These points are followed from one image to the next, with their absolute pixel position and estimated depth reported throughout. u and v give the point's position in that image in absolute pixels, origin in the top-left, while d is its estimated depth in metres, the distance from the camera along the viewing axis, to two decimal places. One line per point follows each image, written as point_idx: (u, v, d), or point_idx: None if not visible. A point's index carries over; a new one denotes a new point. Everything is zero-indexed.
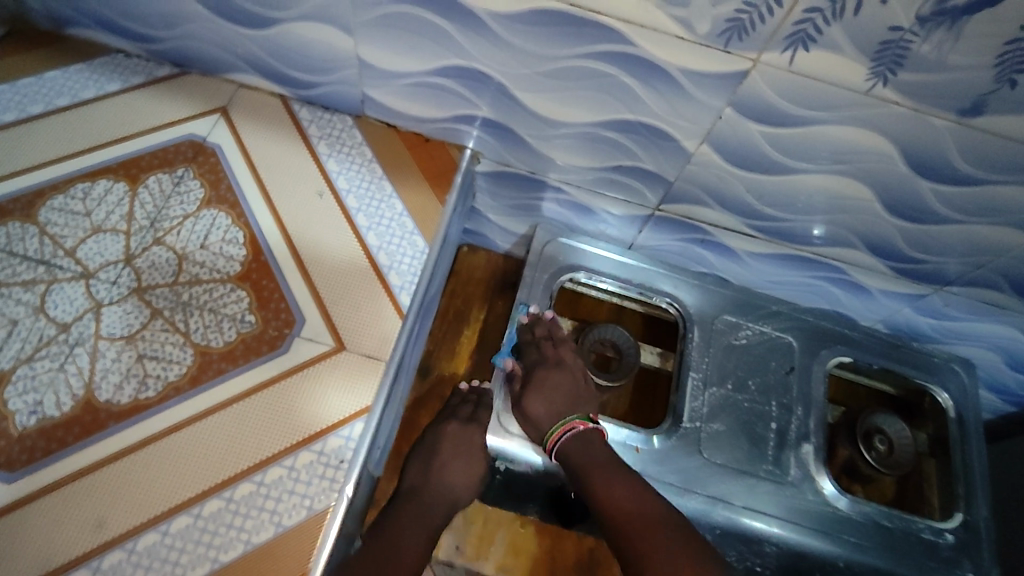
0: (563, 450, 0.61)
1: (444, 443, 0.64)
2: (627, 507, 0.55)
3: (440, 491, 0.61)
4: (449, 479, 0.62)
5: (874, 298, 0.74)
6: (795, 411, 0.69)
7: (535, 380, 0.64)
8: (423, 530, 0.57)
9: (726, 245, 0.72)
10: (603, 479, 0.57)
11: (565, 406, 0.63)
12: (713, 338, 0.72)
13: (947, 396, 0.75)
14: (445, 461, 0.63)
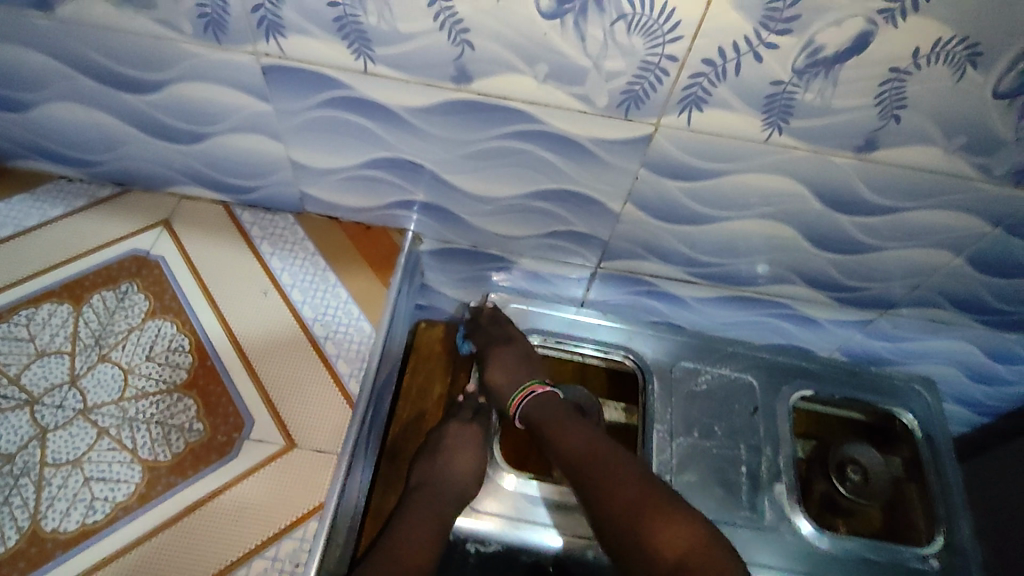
0: (524, 407, 0.65)
1: (449, 438, 0.66)
2: (574, 449, 0.59)
3: (448, 479, 0.63)
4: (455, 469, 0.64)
5: (824, 328, 0.75)
6: (763, 451, 0.69)
7: (491, 352, 0.70)
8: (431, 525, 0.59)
9: (673, 294, 0.74)
10: (560, 430, 0.61)
11: (525, 369, 0.68)
12: (674, 388, 0.73)
13: (912, 417, 0.75)
14: (448, 453, 0.65)
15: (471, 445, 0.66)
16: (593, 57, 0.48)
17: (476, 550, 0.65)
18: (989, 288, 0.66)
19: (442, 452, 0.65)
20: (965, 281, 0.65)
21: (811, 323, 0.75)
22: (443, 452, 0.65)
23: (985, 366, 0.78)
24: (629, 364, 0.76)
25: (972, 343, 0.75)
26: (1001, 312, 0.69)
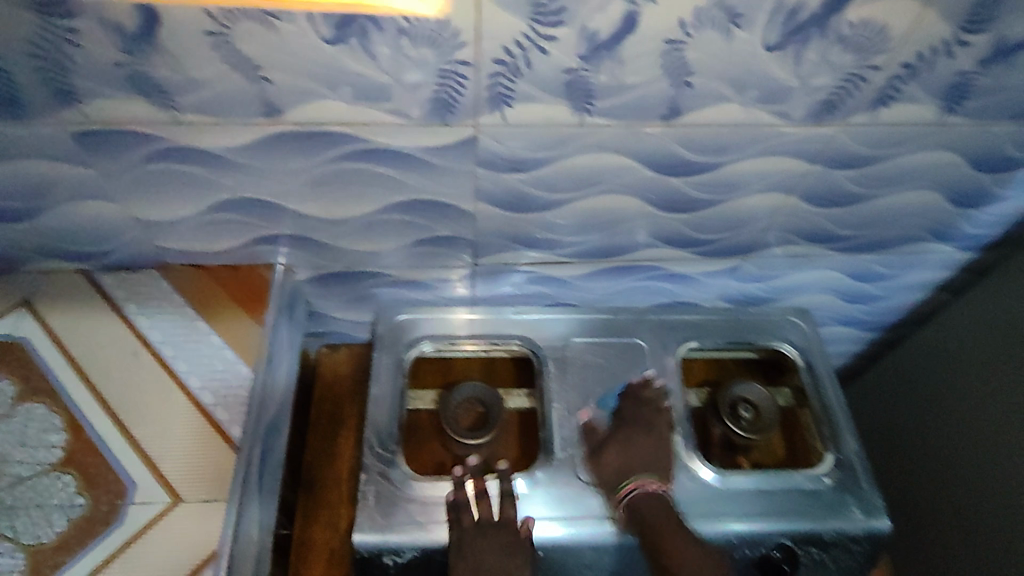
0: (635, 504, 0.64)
1: (477, 536, 0.62)
2: (682, 550, 0.61)
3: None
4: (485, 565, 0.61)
5: (698, 279, 0.80)
6: (657, 408, 0.73)
7: (619, 433, 0.69)
8: None
9: (554, 277, 0.76)
10: (668, 538, 0.62)
11: (644, 466, 0.67)
12: (568, 365, 0.75)
13: (791, 347, 0.80)
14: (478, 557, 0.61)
15: (507, 544, 0.62)
16: (391, 73, 0.49)
17: (394, 563, 0.64)
18: (830, 218, 0.70)
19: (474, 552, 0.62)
20: (805, 216, 0.69)
21: (686, 278, 0.79)
22: (473, 553, 0.61)
23: (852, 287, 0.84)
24: (524, 351, 0.77)
25: (834, 270, 0.80)
26: (849, 238, 0.74)
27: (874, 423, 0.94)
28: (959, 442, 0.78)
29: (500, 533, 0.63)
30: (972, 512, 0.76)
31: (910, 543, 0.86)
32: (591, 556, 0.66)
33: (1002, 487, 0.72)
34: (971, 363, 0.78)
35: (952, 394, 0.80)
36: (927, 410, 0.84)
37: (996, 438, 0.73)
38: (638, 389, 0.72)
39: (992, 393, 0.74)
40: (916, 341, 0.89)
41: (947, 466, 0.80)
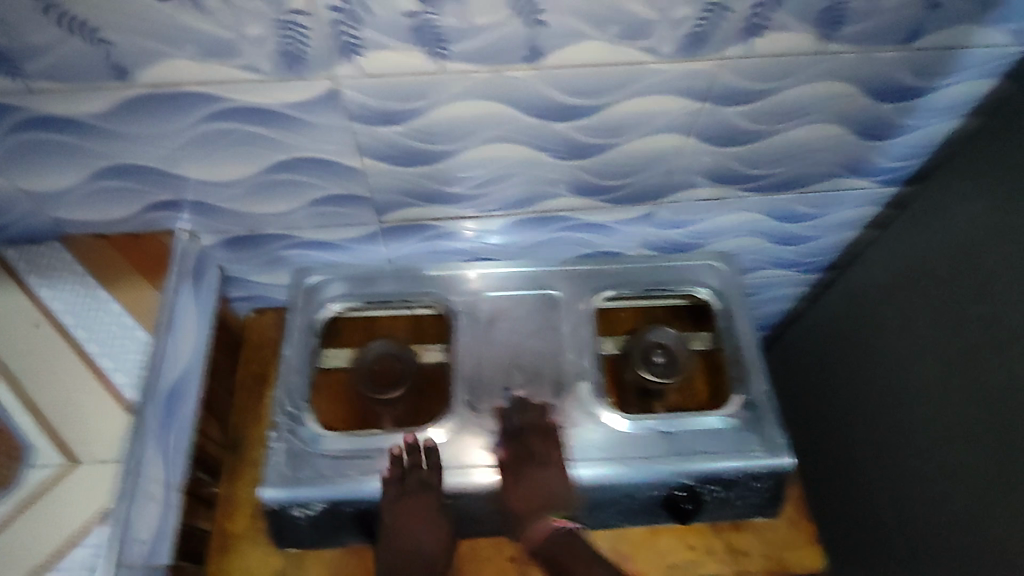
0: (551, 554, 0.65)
1: (403, 510, 0.65)
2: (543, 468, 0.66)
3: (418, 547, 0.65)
4: (416, 534, 0.65)
5: (612, 228, 0.79)
6: (568, 356, 0.74)
7: (522, 476, 0.66)
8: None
9: (462, 232, 0.76)
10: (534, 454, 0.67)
11: (546, 514, 0.66)
12: (480, 320, 0.75)
13: (707, 290, 0.79)
14: (406, 525, 0.65)
15: (427, 509, 0.65)
16: (230, 27, 0.48)
17: (304, 515, 0.66)
18: (734, 158, 0.69)
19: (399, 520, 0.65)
20: (707, 157, 0.68)
21: (601, 227, 0.79)
22: (400, 525, 0.65)
23: (775, 229, 0.83)
24: (439, 309, 0.77)
25: (752, 212, 0.79)
26: (758, 177, 0.72)
27: (818, 374, 0.92)
28: (890, 402, 0.76)
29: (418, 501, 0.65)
30: (896, 459, 0.75)
31: (846, 490, 0.85)
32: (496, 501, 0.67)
33: (921, 436, 0.70)
34: (899, 308, 0.75)
35: (881, 340, 0.78)
36: (860, 356, 0.82)
37: (917, 385, 0.71)
38: (518, 404, 0.71)
39: (916, 338, 0.72)
40: (853, 286, 0.87)
41: (879, 420, 0.78)
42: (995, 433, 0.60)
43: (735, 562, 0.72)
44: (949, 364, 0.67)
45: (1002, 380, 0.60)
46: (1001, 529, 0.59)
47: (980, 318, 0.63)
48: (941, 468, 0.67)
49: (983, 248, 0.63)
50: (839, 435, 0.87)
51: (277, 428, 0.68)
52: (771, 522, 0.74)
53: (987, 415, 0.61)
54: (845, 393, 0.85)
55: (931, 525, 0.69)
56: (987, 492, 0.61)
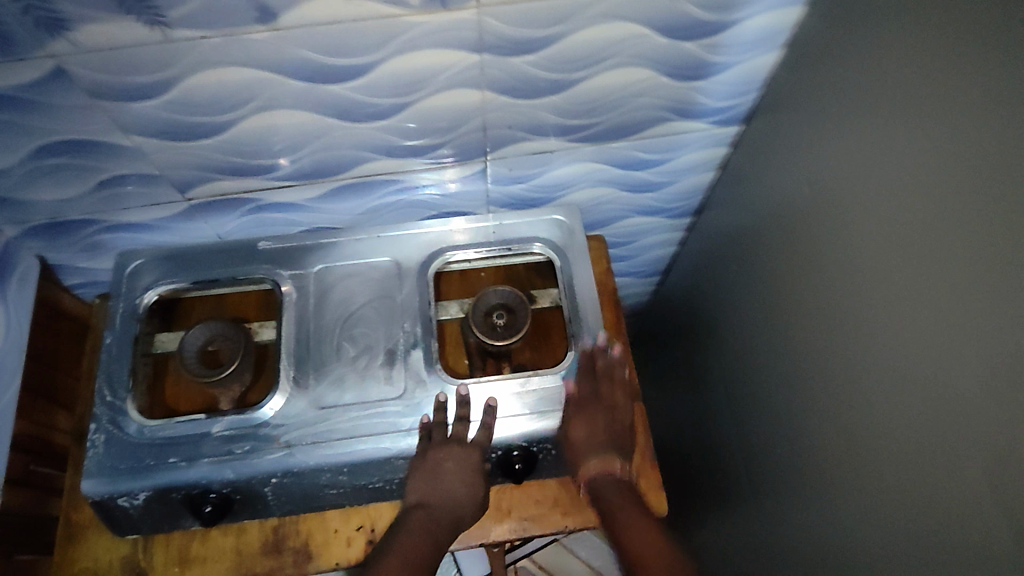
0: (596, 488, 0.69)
1: (445, 457, 0.65)
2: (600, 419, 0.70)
3: (445, 503, 0.66)
4: (448, 488, 0.66)
5: (449, 187, 0.76)
6: (403, 325, 0.72)
7: (575, 412, 0.69)
8: (428, 550, 0.63)
9: (284, 203, 0.73)
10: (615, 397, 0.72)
11: (601, 447, 0.70)
12: (310, 293, 0.73)
13: (544, 244, 0.78)
14: (439, 473, 0.66)
15: (469, 465, 0.67)
16: None
17: (131, 504, 0.66)
18: (545, 109, 0.65)
19: (433, 469, 0.66)
20: (514, 111, 0.65)
21: (435, 187, 0.76)
22: (439, 472, 0.66)
23: (624, 176, 0.80)
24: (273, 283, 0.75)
25: (593, 161, 0.76)
26: (582, 126, 0.69)
27: (730, 309, 0.83)
28: (795, 357, 0.67)
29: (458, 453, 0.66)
30: (769, 410, 0.74)
31: (734, 437, 0.85)
32: (327, 476, 0.67)
33: (820, 403, 0.63)
34: (767, 258, 0.72)
35: (757, 290, 0.76)
36: (740, 304, 0.80)
37: (819, 343, 0.62)
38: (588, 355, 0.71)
39: (783, 290, 0.69)
40: (724, 229, 0.84)
41: (784, 371, 0.70)
42: (843, 392, 0.59)
43: (578, 513, 0.74)
44: (808, 318, 0.64)
45: (849, 338, 0.57)
46: (859, 490, 0.57)
47: (830, 272, 0.60)
48: (803, 422, 0.67)
49: (829, 196, 0.60)
50: (727, 382, 0.86)
51: (95, 418, 0.67)
52: None
53: (838, 373, 0.59)
54: (757, 343, 0.76)
55: (795, 478, 0.69)
56: (873, 480, 0.55)
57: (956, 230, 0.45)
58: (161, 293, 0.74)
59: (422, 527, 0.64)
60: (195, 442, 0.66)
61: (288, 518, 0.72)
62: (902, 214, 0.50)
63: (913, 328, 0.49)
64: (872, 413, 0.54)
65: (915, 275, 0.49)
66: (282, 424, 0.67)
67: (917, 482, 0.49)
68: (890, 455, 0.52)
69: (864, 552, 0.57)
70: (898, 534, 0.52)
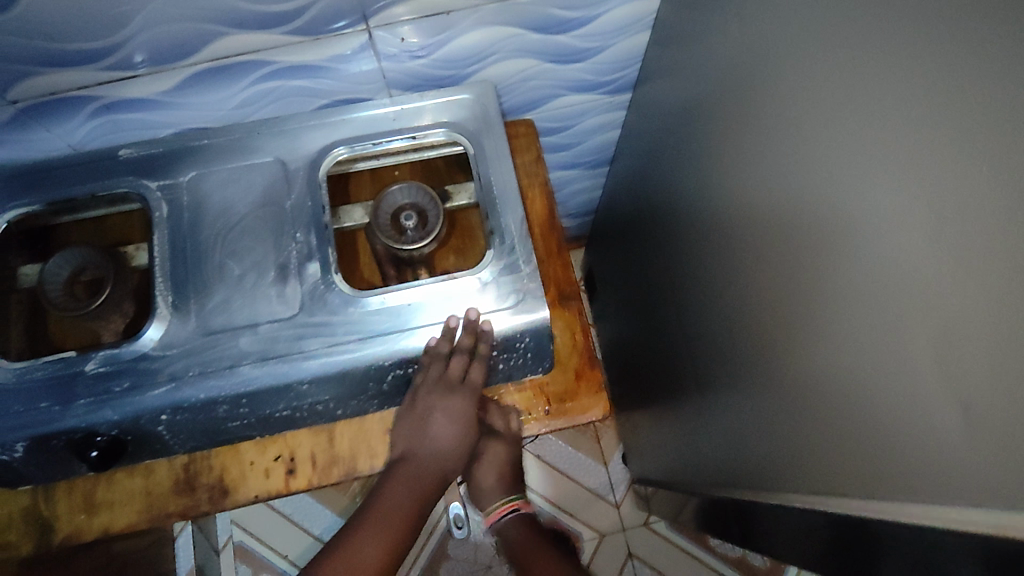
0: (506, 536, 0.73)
1: (433, 406, 0.62)
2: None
3: (431, 458, 0.62)
4: (438, 442, 0.63)
5: (333, 70, 0.64)
6: (295, 235, 0.62)
7: (443, 399, 0.63)
8: (407, 508, 0.59)
9: (135, 99, 0.62)
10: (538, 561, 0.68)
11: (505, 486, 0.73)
12: (184, 206, 0.63)
13: (454, 130, 0.67)
14: (432, 421, 0.63)
15: (458, 411, 0.63)
16: None
17: (11, 456, 0.59)
18: None
19: (423, 417, 0.63)
20: None
21: (318, 69, 0.64)
22: (428, 423, 0.63)
23: (543, 42, 0.68)
24: (140, 198, 0.65)
25: (502, 23, 0.64)
26: None
27: (670, 191, 0.73)
28: (720, 239, 0.59)
29: (452, 400, 0.63)
30: (703, 299, 0.67)
31: (683, 336, 0.79)
32: (223, 409, 0.60)
33: (743, 292, 0.55)
34: (702, 128, 0.62)
35: (696, 177, 0.64)
36: (684, 198, 0.69)
37: (739, 221, 0.54)
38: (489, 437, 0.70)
39: (721, 172, 0.58)
40: (665, 102, 0.72)
41: (712, 258, 0.62)
42: (768, 292, 0.50)
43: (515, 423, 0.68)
44: (740, 205, 0.53)
45: (780, 228, 0.47)
46: (775, 392, 0.50)
47: (765, 145, 0.48)
48: (737, 323, 0.58)
49: (765, 43, 0.49)
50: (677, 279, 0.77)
51: None
52: (551, 376, 0.69)
53: (767, 267, 0.49)
54: (690, 228, 0.68)
55: (728, 379, 0.61)
56: (789, 378, 0.47)
57: (893, 54, 0.35)
58: (13, 219, 0.64)
59: (405, 479, 0.61)
60: (67, 384, 0.58)
61: (197, 455, 0.66)
62: (845, 65, 0.38)
63: (843, 224, 0.38)
64: (785, 281, 0.46)
65: (843, 142, 0.38)
66: (165, 357, 0.59)
67: (827, 355, 0.41)
68: (812, 369, 0.43)
69: (764, 443, 0.53)
70: (809, 454, 0.45)
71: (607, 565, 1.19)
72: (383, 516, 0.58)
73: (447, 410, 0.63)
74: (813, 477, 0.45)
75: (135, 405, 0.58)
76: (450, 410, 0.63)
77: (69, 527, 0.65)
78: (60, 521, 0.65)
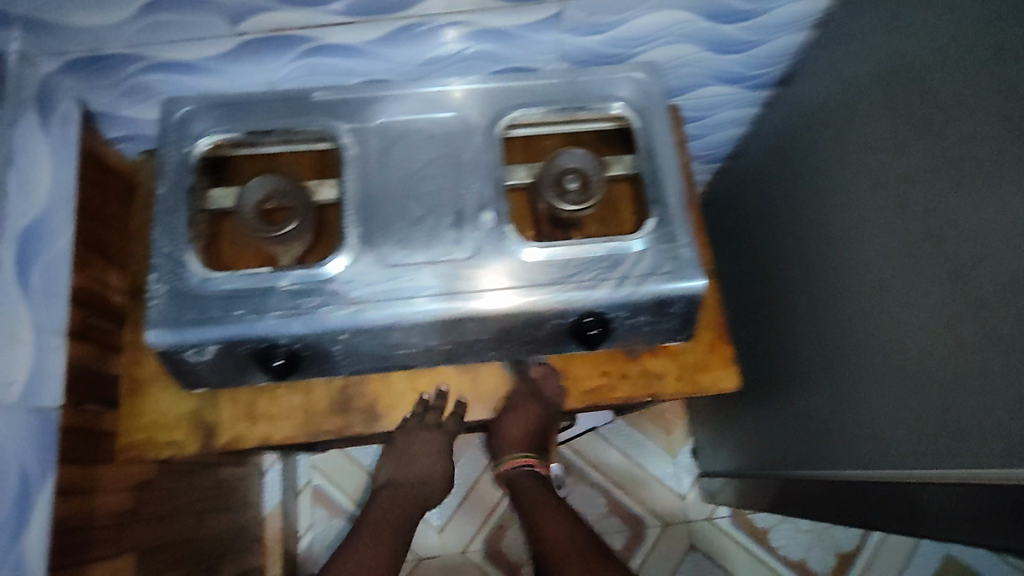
0: (513, 479, 0.77)
1: (413, 447, 0.74)
2: (555, 542, 0.68)
3: (414, 486, 0.76)
4: (421, 469, 0.75)
5: (520, 37, 0.69)
6: (471, 184, 0.67)
7: (416, 436, 0.74)
8: (389, 529, 0.71)
9: (343, 44, 0.67)
10: (541, 511, 0.72)
11: (526, 443, 0.76)
12: (372, 147, 0.68)
13: (624, 105, 0.71)
14: (412, 459, 0.75)
15: (436, 447, 0.74)
16: None
17: (200, 358, 0.64)
18: None
19: (409, 455, 0.75)
20: None
21: (506, 34, 0.69)
22: (411, 459, 0.75)
23: (710, 31, 0.73)
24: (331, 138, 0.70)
25: (680, 9, 0.69)
26: None
27: (804, 185, 0.79)
28: (868, 230, 0.66)
29: (429, 440, 0.73)
30: (831, 284, 0.73)
31: (795, 322, 0.83)
32: (396, 336, 0.65)
33: (889, 278, 0.62)
34: (839, 149, 0.71)
35: (836, 182, 0.72)
36: (804, 221, 0.80)
37: (900, 212, 0.61)
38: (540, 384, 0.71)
39: (865, 187, 0.66)
40: (807, 102, 0.77)
41: (852, 248, 0.69)
42: (926, 274, 0.57)
43: (648, 386, 0.71)
44: (878, 226, 0.64)
45: (936, 233, 0.56)
46: (919, 364, 0.58)
47: (921, 164, 0.58)
48: (856, 329, 0.68)
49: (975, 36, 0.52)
50: (790, 285, 0.84)
51: (154, 269, 0.63)
52: (686, 346, 0.72)
53: (912, 270, 0.59)
54: (827, 219, 0.74)
55: (853, 368, 0.69)
56: (942, 352, 0.55)
57: None
58: (214, 143, 0.69)
59: (393, 501, 0.74)
60: (260, 297, 0.63)
61: (354, 378, 0.71)
62: None
63: None
64: (955, 264, 0.54)
65: None
66: (352, 281, 0.64)
67: (1003, 332, 0.49)
68: (948, 353, 0.54)
69: (897, 412, 0.61)
70: (962, 425, 0.53)
71: (671, 551, 1.23)
72: (379, 532, 0.70)
73: (430, 451, 0.74)
74: (964, 439, 0.52)
75: (321, 323, 0.62)
76: (431, 446, 0.73)
77: (229, 437, 0.69)
78: (222, 429, 0.69)
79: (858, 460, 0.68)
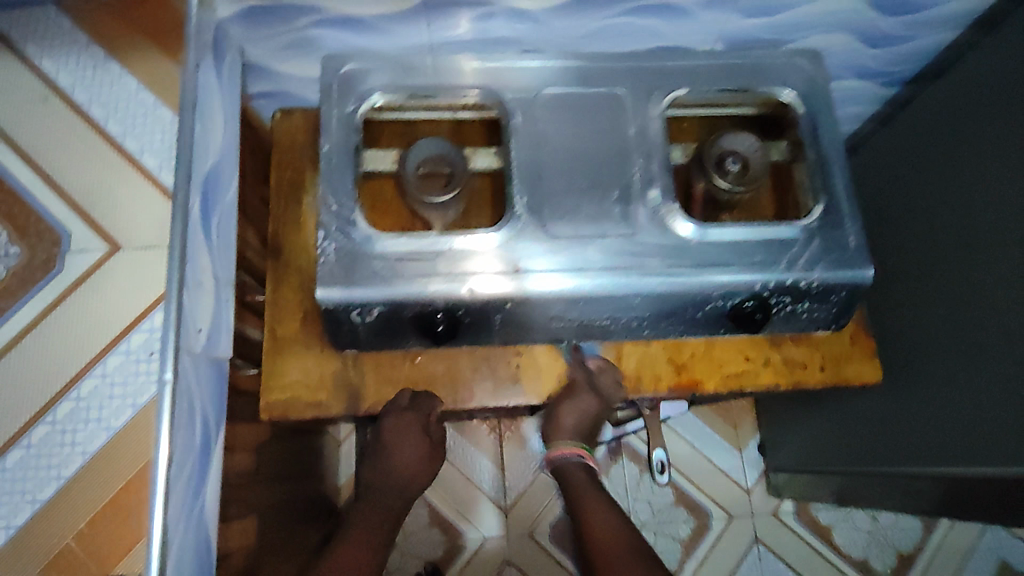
0: (564, 467, 0.70)
1: (391, 433, 0.67)
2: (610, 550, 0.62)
3: (389, 478, 0.68)
4: (392, 465, 0.68)
5: (692, 15, 0.67)
6: (636, 159, 0.66)
7: (390, 427, 0.67)
8: (374, 526, 0.65)
9: (519, 10, 0.65)
10: (588, 512, 0.65)
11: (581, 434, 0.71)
12: (537, 117, 0.67)
13: (792, 93, 0.70)
14: (392, 450, 0.68)
15: (411, 435, 0.67)
16: None
17: (362, 319, 0.64)
18: None
19: (386, 445, 0.68)
20: None
21: (679, 11, 0.67)
22: (387, 444, 0.68)
23: (875, 22, 0.71)
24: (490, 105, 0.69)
25: None
26: None
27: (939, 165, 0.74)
28: None
29: (400, 422, 0.67)
30: (975, 270, 0.68)
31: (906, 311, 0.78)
32: (557, 308, 0.64)
33: None
34: (990, 133, 0.67)
35: (992, 161, 0.66)
36: (896, 222, 0.81)
37: None
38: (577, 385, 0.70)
39: None
40: (932, 105, 0.77)
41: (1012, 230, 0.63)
42: None
43: (791, 373, 0.71)
44: (991, 231, 0.66)
45: None
46: None
47: None
48: (976, 323, 0.67)
49: None
50: (901, 272, 0.79)
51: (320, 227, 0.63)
52: (829, 336, 0.72)
53: None
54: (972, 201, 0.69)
55: (1002, 359, 0.63)
56: None
57: None
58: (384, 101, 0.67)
59: (369, 505, 0.66)
60: (429, 261, 0.63)
61: (497, 348, 0.71)
62: None
63: None
64: None
65: None
66: (521, 251, 0.63)
67: None
68: None
69: None
70: None
71: (736, 543, 1.24)
72: (361, 533, 0.64)
73: (401, 437, 0.67)
74: None
75: (490, 290, 0.62)
76: (406, 438, 0.67)
77: (374, 401, 0.69)
78: (367, 393, 0.69)
79: (996, 457, 0.63)
